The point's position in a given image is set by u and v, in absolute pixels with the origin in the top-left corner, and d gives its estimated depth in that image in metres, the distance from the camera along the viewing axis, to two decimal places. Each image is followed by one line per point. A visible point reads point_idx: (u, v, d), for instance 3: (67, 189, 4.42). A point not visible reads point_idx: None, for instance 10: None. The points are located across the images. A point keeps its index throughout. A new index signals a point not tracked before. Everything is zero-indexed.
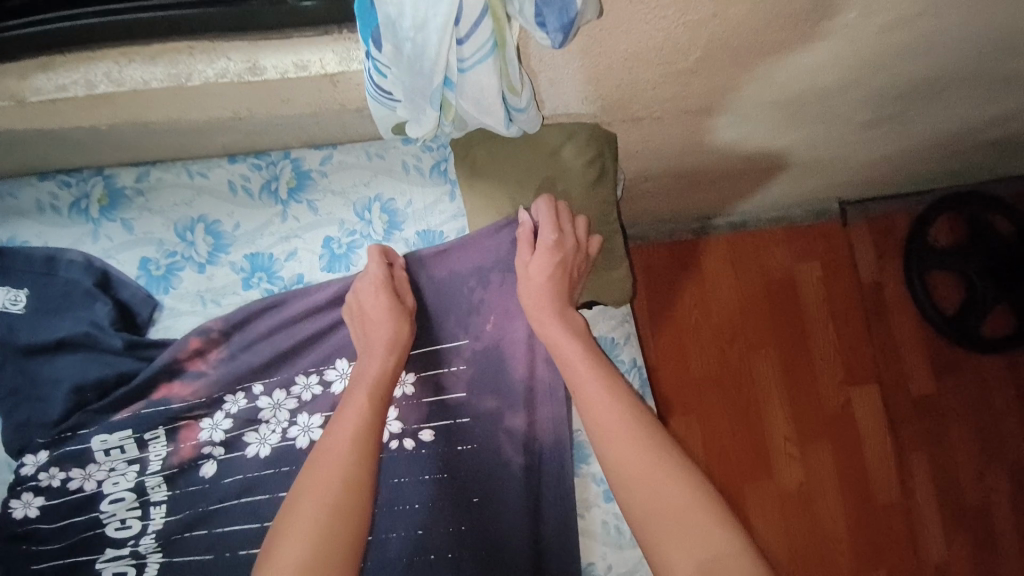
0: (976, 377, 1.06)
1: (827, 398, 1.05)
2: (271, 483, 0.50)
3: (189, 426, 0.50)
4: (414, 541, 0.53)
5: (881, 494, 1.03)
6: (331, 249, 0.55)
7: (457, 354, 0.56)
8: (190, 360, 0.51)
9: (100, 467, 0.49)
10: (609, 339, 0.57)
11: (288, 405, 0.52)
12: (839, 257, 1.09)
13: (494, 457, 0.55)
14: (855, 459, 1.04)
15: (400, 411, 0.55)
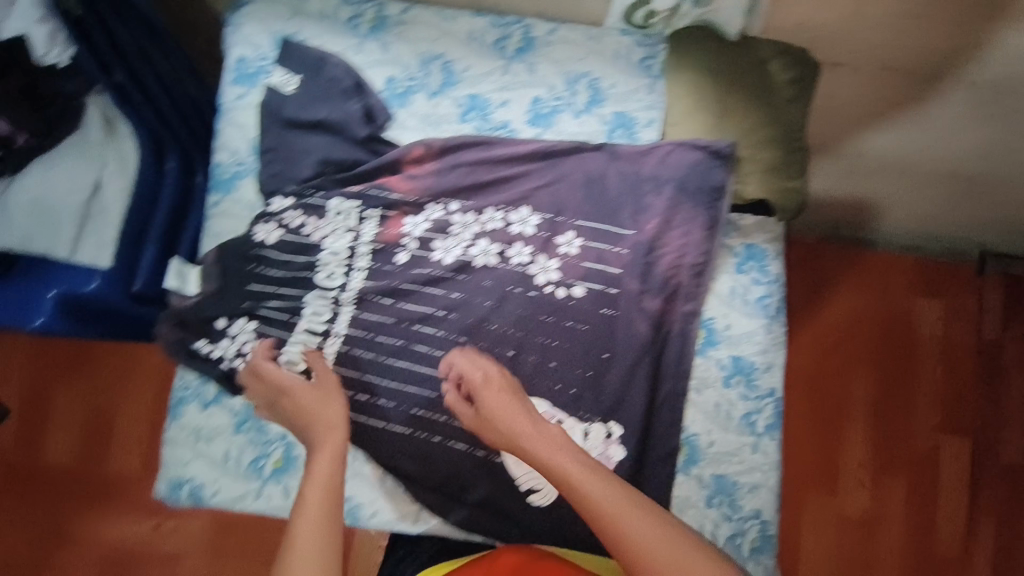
0: None
1: (915, 438, 0.96)
2: (450, 283, 0.61)
3: (396, 217, 0.61)
4: (542, 369, 0.60)
5: (947, 551, 0.93)
6: (537, 108, 0.63)
7: (622, 230, 0.60)
8: (409, 165, 0.61)
9: (328, 223, 0.60)
10: (762, 249, 0.61)
11: (474, 227, 0.61)
12: (968, 299, 0.99)
13: (630, 325, 0.59)
14: (929, 508, 0.95)
15: (562, 266, 0.61)
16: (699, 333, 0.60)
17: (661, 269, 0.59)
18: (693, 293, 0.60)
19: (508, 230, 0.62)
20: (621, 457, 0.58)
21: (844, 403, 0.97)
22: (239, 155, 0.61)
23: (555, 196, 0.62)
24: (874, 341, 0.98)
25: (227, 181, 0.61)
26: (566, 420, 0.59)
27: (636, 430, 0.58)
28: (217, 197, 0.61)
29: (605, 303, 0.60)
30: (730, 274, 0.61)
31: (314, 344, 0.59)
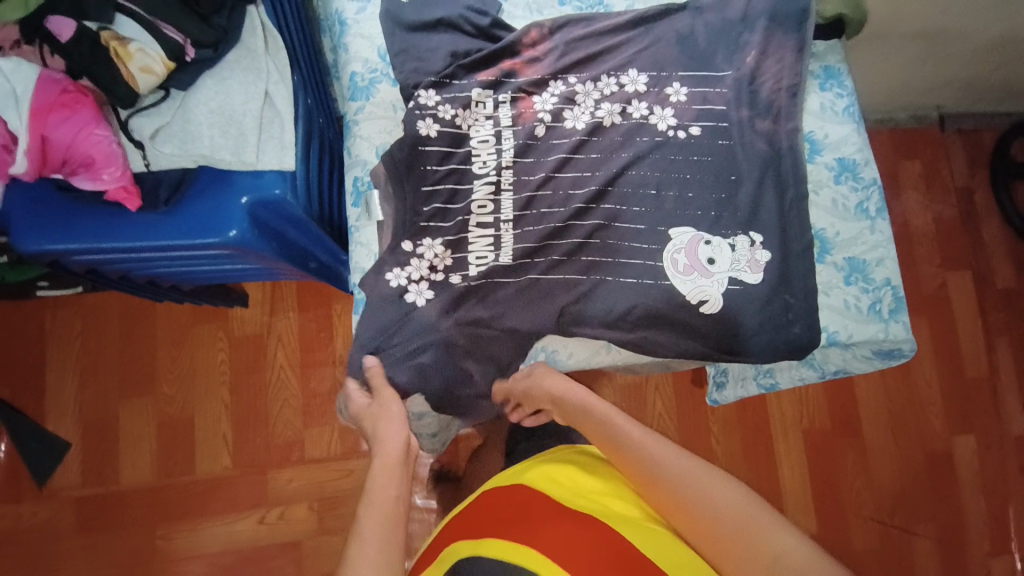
0: (1011, 272, 1.46)
1: (927, 280, 1.40)
2: (587, 146, 0.68)
3: (527, 98, 0.68)
4: (683, 202, 0.67)
5: (971, 365, 1.38)
6: None
7: (722, 72, 0.70)
8: (526, 49, 0.69)
9: (471, 113, 0.66)
10: (837, 67, 0.72)
11: (595, 94, 0.69)
12: (936, 158, 1.48)
13: (749, 145, 0.68)
14: (948, 334, 1.38)
15: (677, 113, 0.69)
16: (804, 145, 0.70)
17: (764, 95, 0.69)
18: (792, 111, 0.69)
19: (622, 91, 0.69)
20: (768, 259, 0.66)
21: None
22: (371, 64, 0.68)
23: (656, 55, 0.70)
24: None
25: (366, 88, 0.67)
26: (713, 239, 0.66)
27: (775, 234, 0.67)
28: (361, 105, 0.67)
29: (721, 133, 0.69)
30: (816, 92, 0.71)
31: (491, 237, 0.65)
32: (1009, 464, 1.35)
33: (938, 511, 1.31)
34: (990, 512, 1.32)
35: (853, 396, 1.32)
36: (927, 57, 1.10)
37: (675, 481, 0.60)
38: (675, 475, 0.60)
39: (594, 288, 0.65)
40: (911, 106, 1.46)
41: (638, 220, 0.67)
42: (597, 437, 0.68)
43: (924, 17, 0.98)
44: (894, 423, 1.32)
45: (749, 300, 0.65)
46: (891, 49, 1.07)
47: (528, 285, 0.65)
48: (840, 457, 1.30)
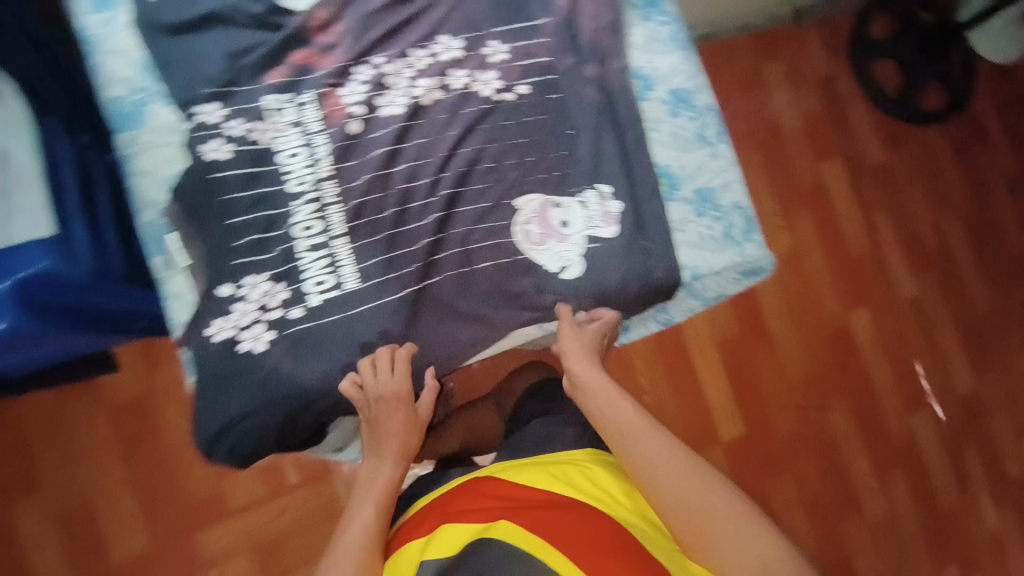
0: (882, 152, 1.55)
1: (803, 173, 1.47)
2: (410, 133, 0.63)
3: (330, 94, 0.61)
4: (523, 170, 0.65)
5: (853, 245, 1.47)
6: None
7: (542, 19, 0.65)
8: (315, 32, 0.62)
9: (271, 123, 0.60)
10: None
11: (406, 72, 0.63)
12: (795, 55, 1.51)
13: (579, 95, 0.66)
14: (830, 220, 1.47)
15: (501, 73, 0.64)
16: (635, 83, 0.67)
17: (587, 36, 0.66)
18: (614, 47, 0.66)
19: (437, 60, 0.63)
20: (620, 208, 0.65)
21: None
22: (131, 81, 0.60)
23: (466, 14, 0.64)
24: (746, 119, 1.46)
25: (134, 111, 0.59)
26: (563, 201, 0.65)
27: (621, 180, 0.66)
28: (133, 132, 0.59)
29: (548, 87, 0.65)
30: (641, 23, 0.68)
31: (326, 258, 0.61)
32: (903, 326, 1.48)
33: (848, 382, 1.42)
34: (893, 372, 1.46)
35: (753, 296, 1.40)
36: None
37: (660, 469, 0.68)
38: (663, 464, 0.69)
39: (459, 286, 0.64)
40: (766, 7, 1.47)
41: (481, 197, 0.64)
42: (608, 429, 0.75)
43: None
44: (793, 314, 1.41)
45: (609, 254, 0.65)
46: None
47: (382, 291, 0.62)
48: (754, 357, 1.38)
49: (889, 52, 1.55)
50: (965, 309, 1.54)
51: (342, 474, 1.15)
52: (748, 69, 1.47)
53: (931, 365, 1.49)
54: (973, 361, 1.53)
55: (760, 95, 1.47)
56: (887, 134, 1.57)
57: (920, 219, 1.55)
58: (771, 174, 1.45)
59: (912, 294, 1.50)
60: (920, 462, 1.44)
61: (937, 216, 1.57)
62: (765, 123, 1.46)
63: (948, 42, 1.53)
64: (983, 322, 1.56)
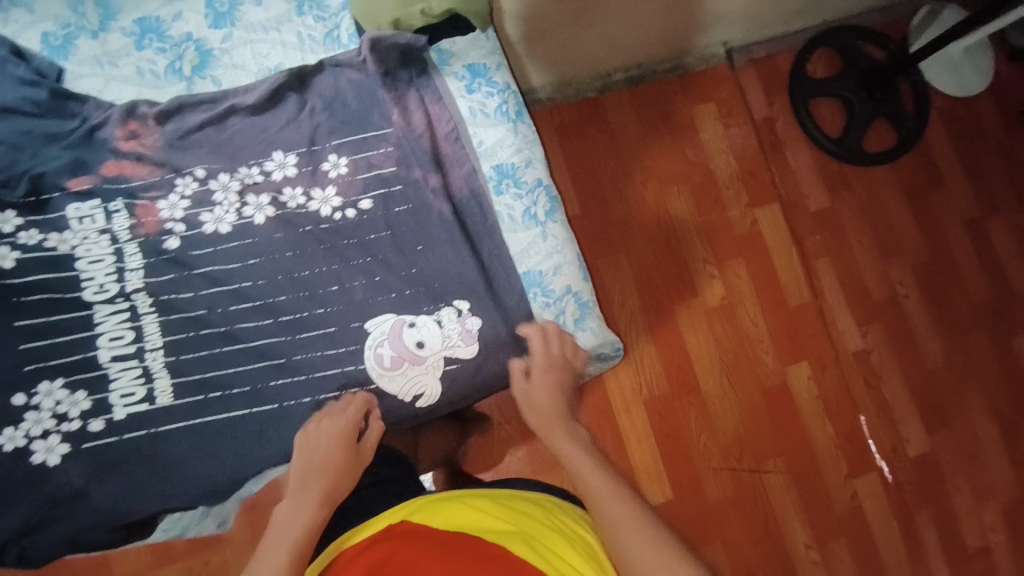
0: (827, 199, 1.50)
1: (738, 220, 1.42)
2: (229, 240, 0.89)
3: (148, 210, 0.89)
4: (373, 286, 0.89)
5: (792, 296, 1.41)
6: (216, 14, 0.98)
7: (383, 130, 0.93)
8: (125, 142, 0.90)
9: (81, 233, 0.88)
10: (484, 65, 0.97)
11: (237, 189, 0.90)
12: (731, 98, 1.49)
13: (428, 200, 0.92)
14: (767, 268, 1.41)
15: (338, 188, 0.91)
16: (476, 161, 0.96)
17: (425, 139, 0.94)
18: (461, 156, 0.95)
19: (269, 178, 0.91)
20: (479, 325, 0.90)
21: (670, 221, 1.39)
22: None
23: (303, 132, 0.92)
24: (675, 162, 1.43)
25: None
26: (418, 317, 0.89)
27: (461, 282, 0.91)
28: None
29: (386, 207, 0.91)
30: (465, 97, 0.97)
31: (139, 372, 0.86)
32: (847, 380, 1.41)
33: (786, 443, 1.34)
34: (836, 435, 1.37)
35: (683, 350, 1.34)
36: (632, 12, 1.18)
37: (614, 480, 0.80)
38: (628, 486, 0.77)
39: (261, 409, 0.87)
40: (696, 49, 1.45)
41: (326, 321, 0.89)
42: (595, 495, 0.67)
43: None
44: (725, 368, 1.35)
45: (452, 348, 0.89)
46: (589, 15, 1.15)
47: (201, 380, 0.87)
48: (682, 416, 1.31)
49: (830, 90, 1.51)
50: (915, 364, 1.47)
51: (234, 539, 1.13)
52: (675, 112, 1.45)
53: (881, 424, 1.41)
54: (928, 421, 1.45)
55: (688, 136, 1.44)
56: (830, 176, 1.51)
57: (865, 267, 1.48)
58: (699, 220, 1.40)
59: (858, 347, 1.43)
60: (868, 531, 1.35)
61: (885, 263, 1.49)
62: (696, 169, 1.43)
63: (888, 85, 1.49)
64: (935, 379, 1.47)
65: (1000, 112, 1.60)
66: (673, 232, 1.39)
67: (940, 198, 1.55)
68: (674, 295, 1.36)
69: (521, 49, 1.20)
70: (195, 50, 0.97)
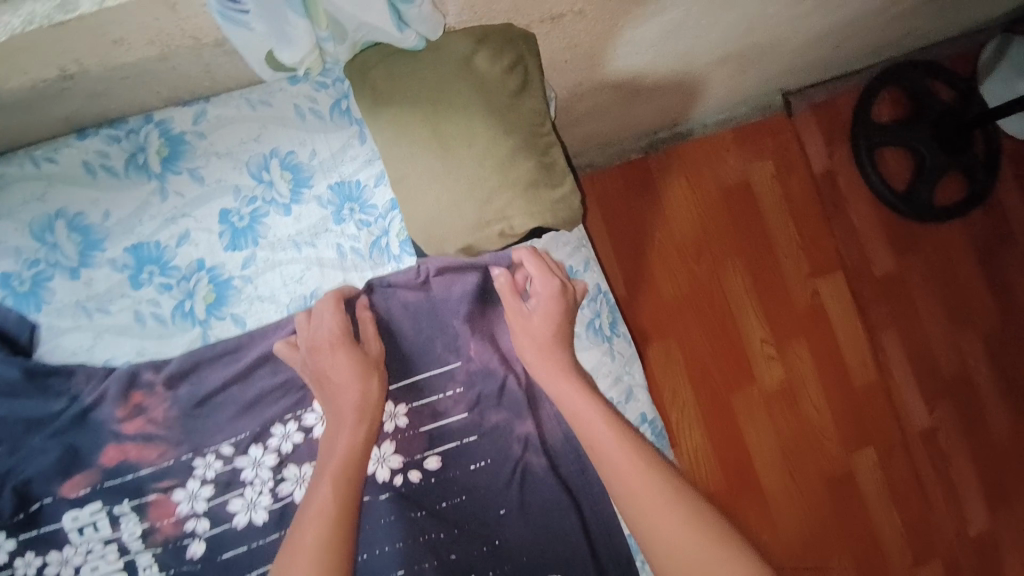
0: (895, 264, 1.36)
1: (798, 293, 1.28)
2: (265, 532, 0.71)
3: (161, 508, 0.70)
4: (445, 568, 0.72)
5: (858, 375, 1.29)
6: (232, 225, 0.74)
7: (451, 364, 0.76)
8: (125, 424, 0.71)
9: (83, 547, 0.70)
10: (572, 266, 0.82)
11: (268, 462, 0.72)
12: (790, 150, 1.34)
13: (503, 451, 0.75)
14: (830, 345, 1.28)
15: (399, 445, 0.74)
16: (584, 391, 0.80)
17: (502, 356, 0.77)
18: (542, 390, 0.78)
19: (309, 437, 0.73)
20: None
21: (724, 300, 1.26)
22: None
23: None
24: (730, 230, 1.28)
25: None
26: None
27: (550, 551, 0.74)
28: None
29: (455, 470, 0.74)
30: None
31: None
32: (912, 462, 1.32)
33: (850, 537, 1.26)
34: (901, 523, 1.30)
35: (743, 443, 1.22)
36: (688, 81, 1.04)
37: None
38: None
39: None
40: (753, 98, 1.28)
41: None
42: None
43: (656, 50, 0.85)
44: (788, 460, 1.24)
45: None
46: (634, 99, 1.03)
47: None
48: (745, 518, 1.21)
49: (902, 138, 1.35)
50: (983, 437, 1.37)
51: None
52: (727, 172, 1.29)
53: (943, 505, 1.33)
54: (992, 498, 1.36)
55: (741, 197, 1.29)
56: (895, 234, 1.37)
57: (933, 334, 1.36)
58: (757, 295, 1.27)
59: (925, 426, 1.34)
60: None
61: (953, 330, 1.37)
62: (752, 237, 1.29)
63: (968, 136, 1.32)
64: (1003, 452, 1.37)
65: None
66: (729, 311, 1.26)
67: (1011, 255, 1.41)
68: (732, 383, 1.24)
69: (566, 132, 1.06)
70: (210, 283, 0.75)
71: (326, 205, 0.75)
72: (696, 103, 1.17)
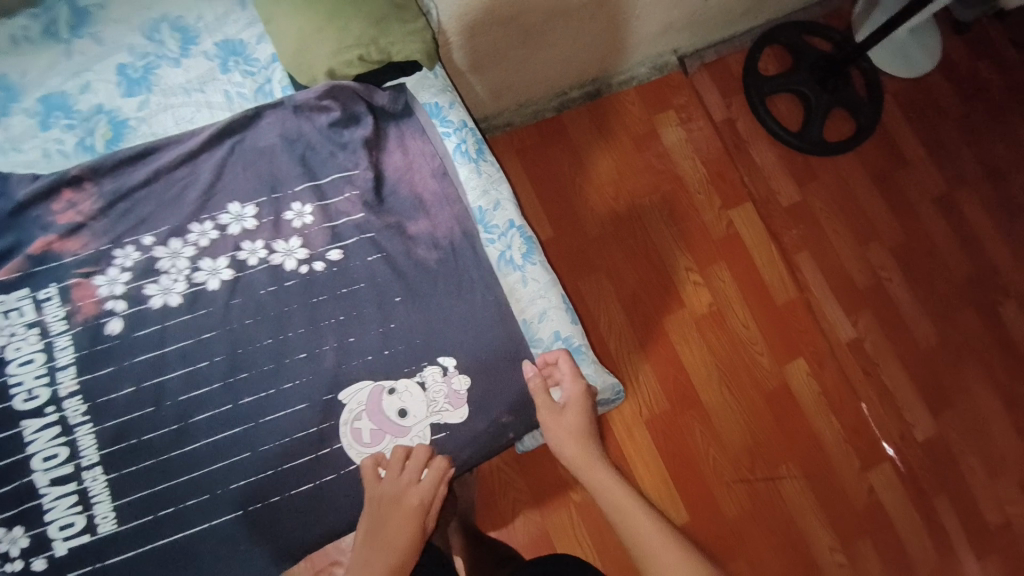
0: (800, 195, 1.48)
1: (714, 223, 1.40)
2: (183, 312, 0.77)
3: (83, 288, 0.76)
4: (347, 349, 0.78)
5: (780, 294, 1.38)
6: (128, 75, 0.85)
7: (350, 172, 0.84)
8: (41, 230, 0.77)
9: (5, 329, 0.73)
10: (434, 104, 0.92)
11: (187, 251, 0.78)
12: (688, 98, 1.48)
13: (392, 238, 0.83)
14: (749, 268, 1.38)
15: (304, 239, 0.81)
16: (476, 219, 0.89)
17: (391, 178, 0.87)
18: (444, 200, 0.87)
19: (225, 233, 0.79)
20: (467, 383, 0.80)
21: (646, 233, 1.36)
22: None
23: (259, 176, 0.82)
24: (643, 170, 1.40)
25: None
26: (398, 381, 0.78)
27: (449, 342, 0.81)
28: None
29: (353, 261, 0.81)
30: (439, 128, 0.92)
31: (76, 494, 0.72)
32: (846, 372, 1.39)
33: (795, 446, 1.30)
34: (846, 430, 1.34)
35: (677, 362, 1.30)
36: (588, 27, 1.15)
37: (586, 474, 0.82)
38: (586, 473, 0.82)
39: (255, 517, 0.74)
40: (648, 58, 1.43)
41: (300, 397, 0.76)
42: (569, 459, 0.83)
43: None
44: (724, 376, 1.31)
45: (443, 401, 0.79)
46: (534, 45, 1.13)
47: (157, 491, 0.73)
48: (686, 431, 1.27)
49: (785, 85, 1.51)
50: (913, 347, 1.45)
51: None
52: (636, 122, 1.43)
53: (885, 414, 1.38)
54: (931, 404, 1.42)
55: (649, 142, 1.42)
56: (796, 167, 1.50)
57: (845, 253, 1.47)
58: (674, 228, 1.38)
59: (852, 338, 1.42)
60: (893, 528, 1.31)
61: (863, 247, 1.48)
62: (663, 174, 1.40)
63: (846, 71, 1.48)
64: (935, 360, 1.45)
65: (950, 87, 1.63)
66: (651, 244, 1.36)
67: (906, 177, 1.55)
68: (662, 310, 1.33)
69: (474, 78, 1.15)
70: (107, 122, 0.84)
71: (217, 56, 0.88)
72: (597, 59, 1.30)
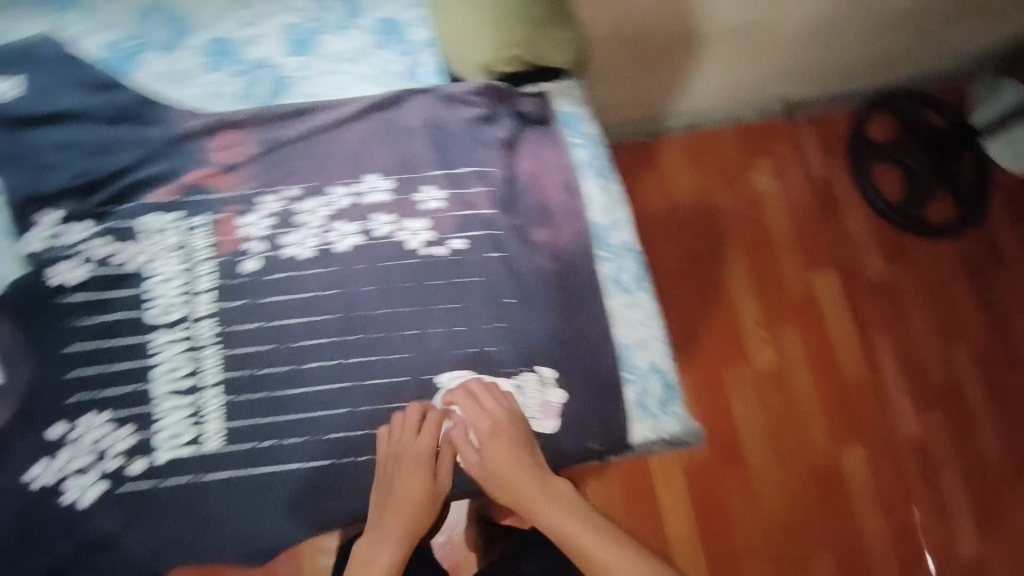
0: (887, 271, 1.42)
1: (793, 281, 1.35)
2: (309, 265, 0.81)
3: (229, 224, 0.81)
4: (455, 336, 0.80)
5: (849, 369, 1.32)
6: (298, 36, 0.91)
7: (489, 167, 0.86)
8: (199, 163, 0.83)
9: (156, 245, 0.81)
10: (571, 115, 0.92)
11: (326, 211, 0.82)
12: (791, 150, 1.45)
13: (516, 239, 0.84)
14: (820, 336, 1.33)
15: (433, 222, 0.83)
16: (593, 234, 0.87)
17: (523, 179, 0.87)
18: (570, 213, 0.87)
19: (361, 200, 0.83)
20: (564, 397, 0.81)
21: (721, 278, 1.33)
22: None
23: (402, 154, 0.85)
24: (731, 214, 1.37)
25: None
26: (498, 378, 0.80)
27: (549, 351, 0.82)
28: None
29: (476, 253, 0.83)
30: (571, 138, 0.91)
31: (190, 409, 0.77)
32: (902, 466, 1.31)
33: (834, 530, 1.24)
34: (891, 526, 1.27)
35: (728, 415, 1.26)
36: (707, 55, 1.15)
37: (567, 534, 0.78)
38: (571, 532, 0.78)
39: (339, 471, 0.78)
40: (755, 102, 1.40)
41: (404, 371, 0.79)
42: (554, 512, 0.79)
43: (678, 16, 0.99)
44: (773, 441, 1.26)
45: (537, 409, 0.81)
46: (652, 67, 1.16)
47: (259, 425, 0.77)
48: (724, 488, 1.23)
49: (889, 154, 1.44)
50: (979, 457, 1.35)
51: None
52: (732, 165, 1.40)
53: (937, 521, 1.30)
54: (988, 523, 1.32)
55: (742, 187, 1.39)
56: (889, 242, 1.44)
57: (924, 343, 1.39)
58: (750, 279, 1.34)
59: (916, 432, 1.34)
60: None
61: (945, 340, 1.40)
62: (750, 223, 1.37)
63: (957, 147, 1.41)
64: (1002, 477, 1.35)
65: None
66: (724, 290, 1.32)
67: (1004, 278, 1.46)
68: (723, 358, 1.29)
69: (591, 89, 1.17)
70: (269, 75, 0.89)
71: (376, 32, 0.92)
72: (709, 92, 1.29)
